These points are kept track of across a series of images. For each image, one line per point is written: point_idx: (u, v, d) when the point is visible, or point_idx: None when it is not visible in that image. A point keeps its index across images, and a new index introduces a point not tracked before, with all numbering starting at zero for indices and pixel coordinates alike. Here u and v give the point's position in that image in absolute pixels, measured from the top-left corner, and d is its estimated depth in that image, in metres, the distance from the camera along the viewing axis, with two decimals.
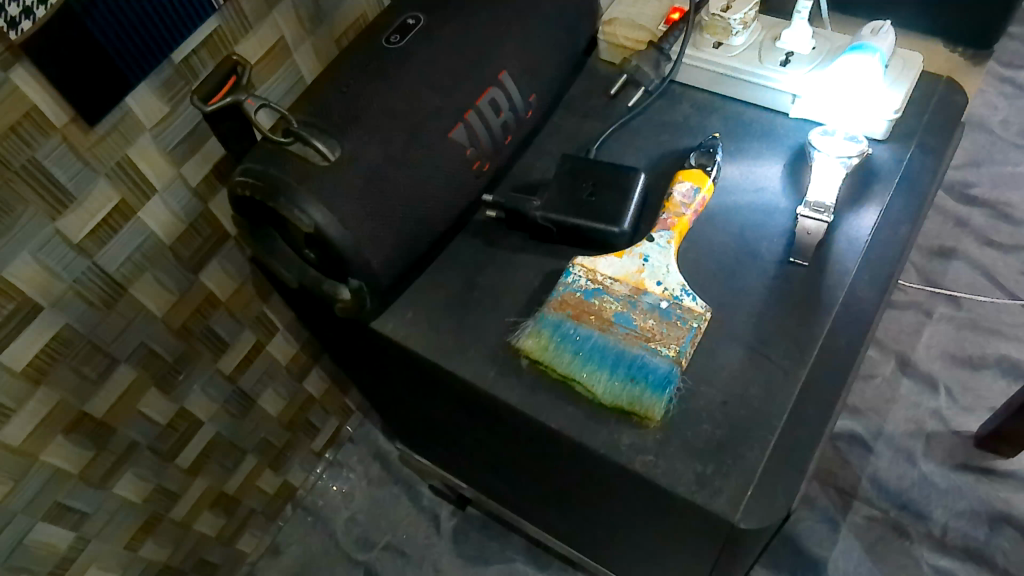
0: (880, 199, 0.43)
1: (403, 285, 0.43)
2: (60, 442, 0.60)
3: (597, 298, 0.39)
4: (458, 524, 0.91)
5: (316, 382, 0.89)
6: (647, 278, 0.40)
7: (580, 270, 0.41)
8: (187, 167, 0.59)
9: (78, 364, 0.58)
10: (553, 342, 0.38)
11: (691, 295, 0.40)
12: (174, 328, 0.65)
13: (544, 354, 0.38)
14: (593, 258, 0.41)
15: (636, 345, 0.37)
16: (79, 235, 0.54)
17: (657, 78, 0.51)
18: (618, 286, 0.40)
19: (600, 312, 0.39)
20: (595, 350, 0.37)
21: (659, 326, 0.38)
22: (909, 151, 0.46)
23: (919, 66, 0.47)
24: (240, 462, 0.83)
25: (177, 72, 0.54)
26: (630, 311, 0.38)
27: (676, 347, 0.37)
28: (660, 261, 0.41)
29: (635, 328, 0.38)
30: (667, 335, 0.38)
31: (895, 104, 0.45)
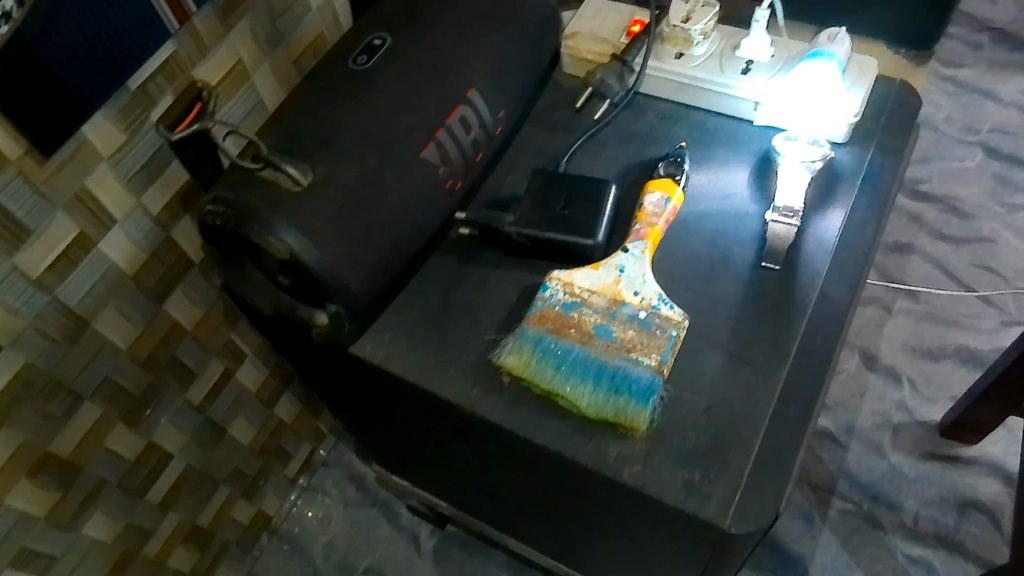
0: (845, 201, 0.44)
1: (379, 306, 0.43)
2: (25, 485, 0.58)
3: (575, 311, 0.39)
4: (439, 542, 0.90)
5: (286, 406, 0.87)
6: (624, 288, 0.40)
7: (557, 284, 0.41)
8: (147, 195, 0.58)
9: (41, 404, 0.56)
10: (535, 358, 0.38)
11: (669, 304, 0.40)
12: (139, 360, 0.64)
13: (526, 371, 0.38)
14: (569, 271, 0.42)
15: (618, 356, 0.37)
16: (38, 270, 0.52)
17: (622, 89, 0.53)
18: (595, 298, 0.40)
19: (580, 325, 0.39)
20: (576, 364, 0.37)
21: (639, 336, 0.38)
22: (869, 152, 0.47)
23: (874, 69, 0.48)
24: (213, 494, 0.81)
25: (134, 99, 0.53)
26: (609, 322, 0.39)
27: (657, 356, 0.37)
28: (636, 272, 0.41)
29: (617, 339, 0.38)
30: (648, 344, 0.38)
31: (853, 108, 0.46)
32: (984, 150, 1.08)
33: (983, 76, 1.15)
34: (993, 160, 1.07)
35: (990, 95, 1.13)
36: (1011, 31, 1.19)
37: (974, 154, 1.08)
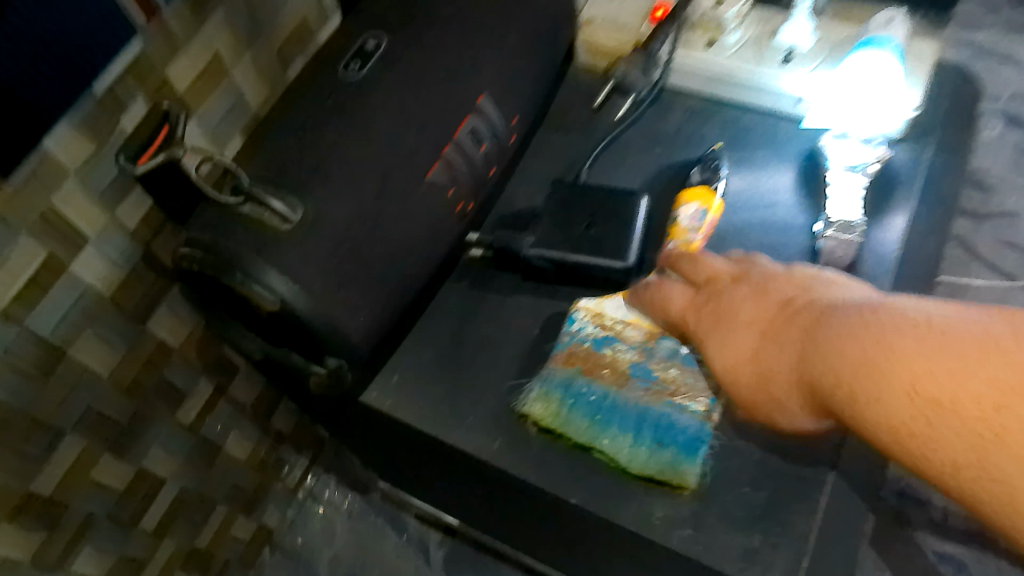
0: (907, 206, 0.45)
1: (383, 352, 0.43)
2: (7, 529, 0.54)
3: (611, 341, 0.45)
4: (448, 553, 0.87)
5: (284, 417, 0.83)
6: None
7: (587, 315, 0.46)
8: (122, 210, 0.53)
9: (17, 443, 0.52)
10: (565, 408, 0.43)
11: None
12: (123, 386, 0.59)
13: (556, 417, 0.42)
14: (599, 301, 0.46)
15: (650, 385, 0.43)
16: (4, 301, 0.47)
17: (646, 85, 0.52)
18: (629, 331, 0.45)
19: (614, 364, 0.44)
20: (606, 411, 0.42)
21: (680, 372, 0.43)
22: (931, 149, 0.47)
23: (932, 57, 0.48)
24: (210, 514, 0.77)
25: (100, 107, 0.48)
26: (646, 361, 0.44)
27: (704, 400, 0.42)
28: None
29: (655, 370, 0.43)
30: (692, 387, 0.42)
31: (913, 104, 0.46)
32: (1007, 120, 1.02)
33: None
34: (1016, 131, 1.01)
35: None
36: None
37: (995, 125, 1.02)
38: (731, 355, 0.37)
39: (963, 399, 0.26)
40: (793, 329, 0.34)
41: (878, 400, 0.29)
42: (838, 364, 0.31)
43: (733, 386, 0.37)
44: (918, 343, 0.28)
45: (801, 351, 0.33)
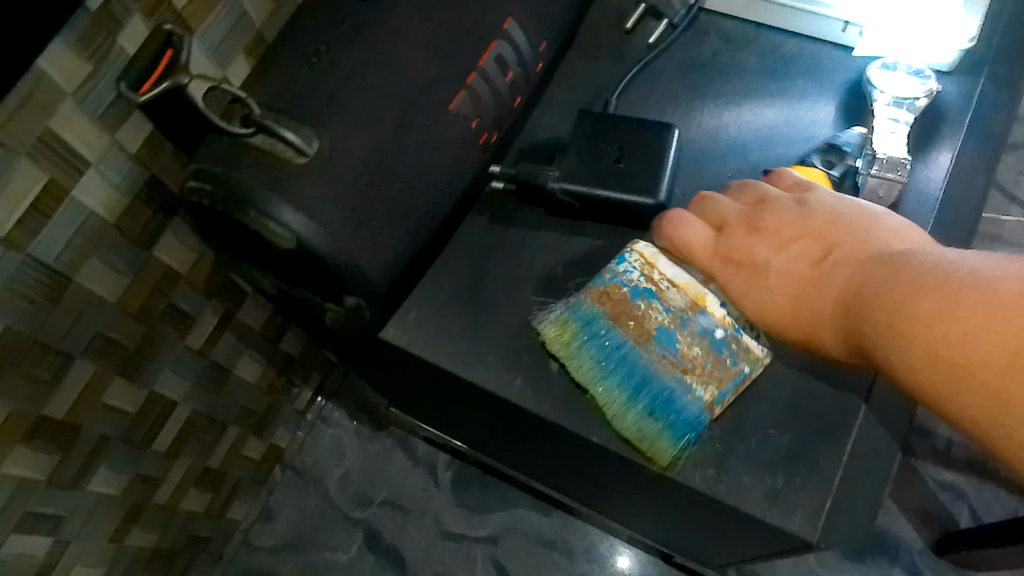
0: (951, 141, 0.49)
1: (399, 293, 0.44)
2: (21, 451, 0.54)
3: (649, 295, 0.43)
4: (456, 474, 0.88)
5: (292, 341, 0.83)
6: (709, 298, 0.43)
7: (638, 261, 0.44)
8: (122, 133, 0.51)
9: (28, 369, 0.51)
10: (577, 339, 0.43)
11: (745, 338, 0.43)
12: (131, 312, 0.58)
13: (566, 343, 0.43)
14: (654, 252, 0.45)
15: (671, 353, 0.42)
16: (5, 228, 0.46)
17: (681, 9, 0.55)
18: (672, 294, 0.43)
19: (642, 321, 0.43)
20: (611, 357, 0.42)
21: (705, 354, 0.42)
22: (981, 83, 0.51)
23: None
24: (222, 435, 0.78)
25: (96, 23, 0.45)
26: (676, 329, 0.42)
27: (713, 392, 0.41)
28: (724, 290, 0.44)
29: (683, 340, 0.42)
30: (711, 372, 0.42)
31: (969, 33, 0.49)
32: None
33: None
34: None
35: None
36: None
37: None
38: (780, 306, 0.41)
39: (977, 364, 0.30)
40: (835, 284, 0.39)
41: (904, 360, 0.34)
42: (875, 325, 0.35)
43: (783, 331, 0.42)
44: (936, 309, 0.32)
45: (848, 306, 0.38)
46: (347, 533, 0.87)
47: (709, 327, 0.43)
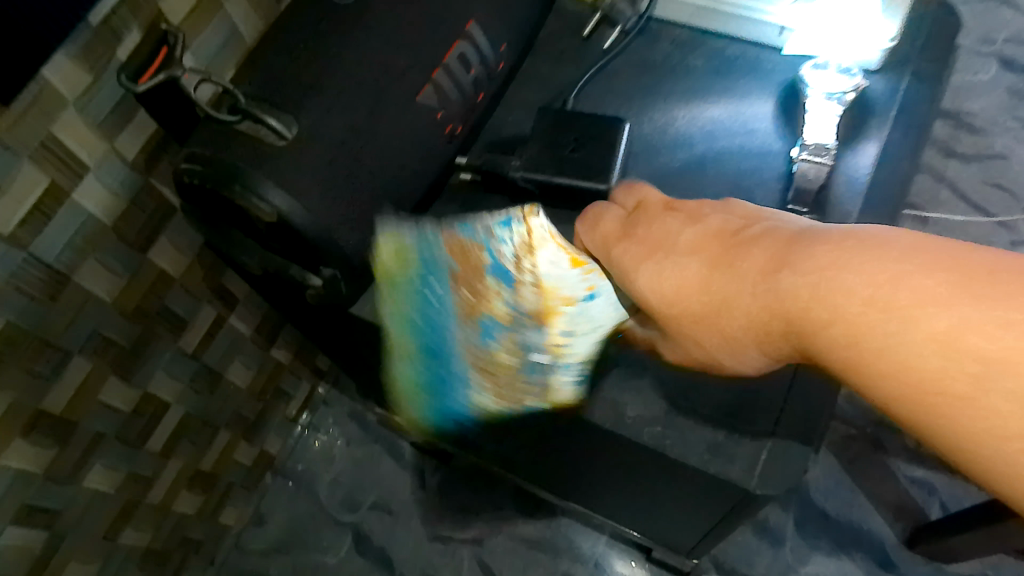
0: (876, 133, 0.50)
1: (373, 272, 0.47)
2: (21, 443, 0.56)
3: (506, 296, 0.44)
4: (443, 477, 0.91)
5: (283, 348, 0.85)
6: (556, 320, 0.44)
7: (518, 238, 0.43)
8: (121, 139, 0.54)
9: (28, 363, 0.54)
10: (407, 299, 0.46)
11: (566, 368, 0.46)
12: (128, 312, 0.61)
13: (393, 269, 0.45)
14: (543, 237, 0.42)
15: (485, 351, 0.47)
16: (10, 226, 0.49)
17: (634, 16, 0.57)
18: (524, 296, 0.44)
19: (482, 297, 0.45)
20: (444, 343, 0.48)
21: (517, 367, 0.47)
22: (904, 77, 0.52)
23: None
24: (213, 438, 0.80)
25: (97, 36, 0.48)
26: (502, 330, 0.45)
27: (522, 403, 0.48)
28: (592, 310, 0.44)
29: (506, 346, 0.46)
30: (523, 388, 0.47)
31: (890, 34, 0.51)
32: (1000, 62, 1.02)
33: None
34: (1009, 73, 1.01)
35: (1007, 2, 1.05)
36: None
37: (988, 66, 1.02)
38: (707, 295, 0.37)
39: (979, 362, 0.29)
40: (751, 265, 0.36)
41: (874, 350, 0.31)
42: (824, 309, 0.33)
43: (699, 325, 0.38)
44: (922, 294, 0.30)
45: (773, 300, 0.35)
46: (337, 536, 0.89)
47: (534, 348, 0.45)
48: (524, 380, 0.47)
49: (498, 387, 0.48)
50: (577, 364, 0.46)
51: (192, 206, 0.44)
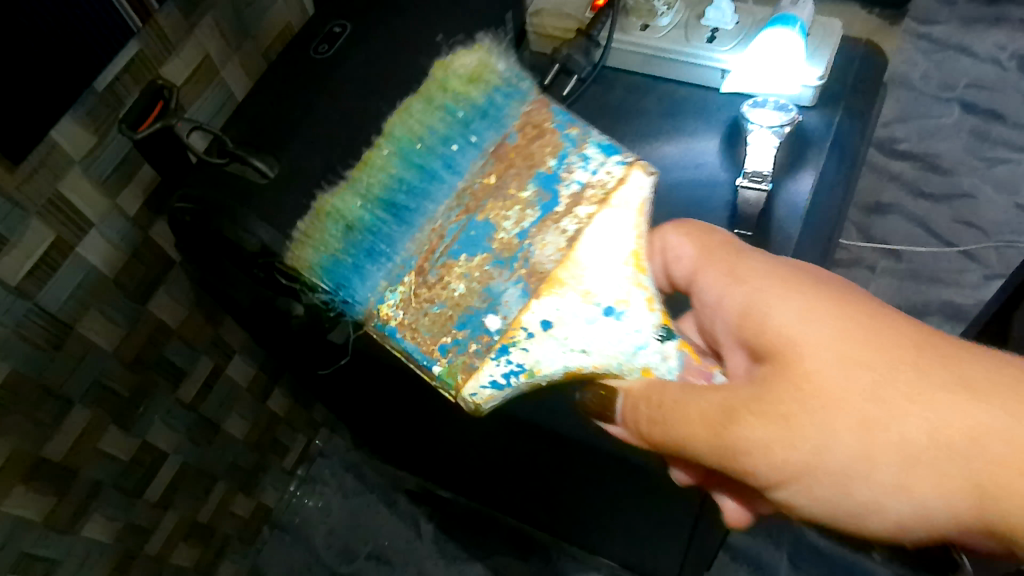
0: (813, 164, 0.55)
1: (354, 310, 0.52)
2: (21, 490, 0.58)
3: (528, 227, 0.41)
4: (439, 525, 0.92)
5: (278, 400, 0.87)
6: (552, 297, 0.40)
7: (592, 188, 0.41)
8: (122, 197, 0.58)
9: (30, 411, 0.56)
10: (442, 108, 0.45)
11: (506, 359, 0.40)
12: (127, 362, 0.64)
13: (452, 83, 0.46)
14: (615, 203, 0.41)
15: (430, 261, 0.42)
16: (17, 278, 0.52)
17: (588, 65, 0.62)
18: (546, 246, 0.41)
19: (478, 196, 0.43)
20: (398, 220, 0.43)
21: (451, 318, 0.41)
22: (835, 114, 0.58)
23: (834, 34, 0.59)
24: (210, 489, 0.81)
25: (101, 101, 0.53)
26: (477, 253, 0.41)
27: (395, 319, 0.42)
28: (604, 332, 0.40)
29: (459, 263, 0.42)
30: (414, 321, 0.42)
31: (816, 74, 0.57)
32: (961, 106, 1.07)
33: (959, 31, 1.12)
34: (970, 116, 1.06)
35: (965, 50, 1.11)
36: None
37: (951, 111, 1.06)
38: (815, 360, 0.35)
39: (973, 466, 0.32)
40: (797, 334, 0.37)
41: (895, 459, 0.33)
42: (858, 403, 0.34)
43: (765, 411, 0.36)
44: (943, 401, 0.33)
45: (884, 392, 0.34)
46: None
47: (488, 305, 0.41)
48: (455, 336, 0.41)
49: (414, 318, 0.42)
50: (522, 372, 0.40)
51: (190, 244, 0.49)
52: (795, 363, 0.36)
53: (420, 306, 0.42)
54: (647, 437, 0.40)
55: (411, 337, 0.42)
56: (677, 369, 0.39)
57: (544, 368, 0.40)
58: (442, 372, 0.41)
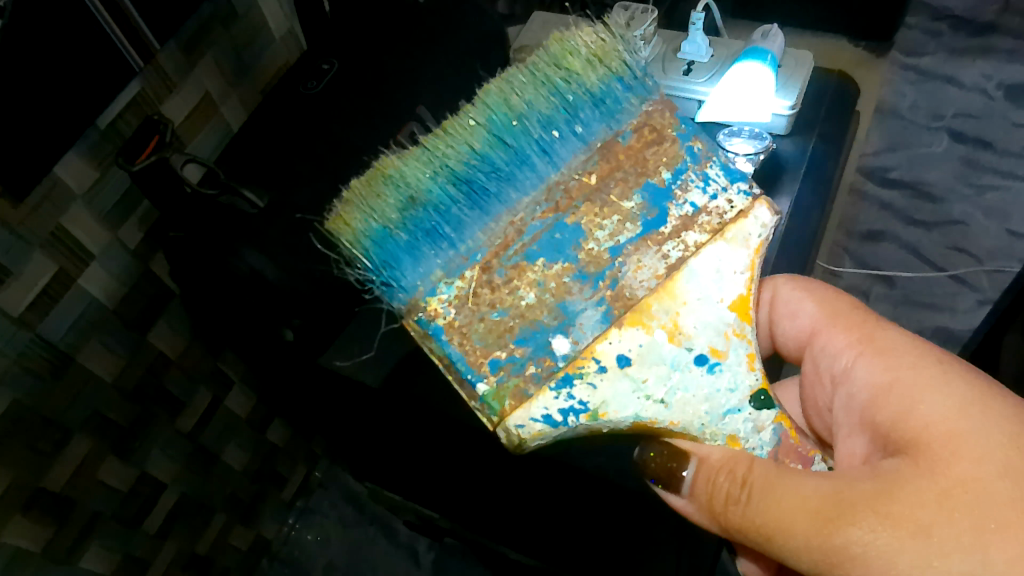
0: (788, 190, 0.66)
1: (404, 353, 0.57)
2: (20, 521, 0.58)
3: (625, 242, 0.46)
4: (438, 555, 0.93)
5: (277, 430, 0.88)
6: (635, 332, 0.45)
7: (681, 245, 0.46)
8: (123, 230, 0.60)
9: (31, 441, 0.57)
10: (545, 86, 0.50)
11: (568, 391, 0.45)
12: (127, 392, 0.65)
13: (568, 62, 0.50)
14: (707, 250, 0.46)
15: (500, 259, 0.47)
16: (18, 309, 0.53)
17: None
18: (640, 278, 0.46)
19: (562, 204, 0.47)
20: (465, 200, 0.49)
21: (510, 331, 0.46)
22: (809, 143, 0.69)
23: (806, 66, 0.69)
24: (209, 522, 0.81)
25: (103, 137, 0.55)
26: (547, 261, 0.46)
27: (450, 317, 0.46)
28: (691, 386, 0.45)
29: (533, 267, 0.46)
30: (466, 325, 0.46)
31: (785, 102, 0.67)
32: (950, 135, 1.08)
33: (945, 63, 1.15)
34: (959, 144, 1.07)
35: (952, 81, 1.13)
36: (969, 16, 1.19)
37: (940, 139, 1.08)
38: (977, 466, 0.39)
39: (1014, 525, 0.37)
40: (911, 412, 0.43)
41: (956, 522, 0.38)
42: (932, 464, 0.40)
43: (886, 512, 0.39)
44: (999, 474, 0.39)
45: (960, 472, 0.39)
46: None
47: (557, 325, 0.46)
48: (510, 353, 0.45)
49: (467, 321, 0.46)
50: (583, 411, 0.45)
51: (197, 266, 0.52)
52: (941, 455, 0.40)
53: (477, 309, 0.46)
54: (716, 510, 0.44)
55: (459, 342, 0.46)
56: (768, 445, 0.46)
57: (610, 410, 0.45)
58: (488, 390, 0.45)
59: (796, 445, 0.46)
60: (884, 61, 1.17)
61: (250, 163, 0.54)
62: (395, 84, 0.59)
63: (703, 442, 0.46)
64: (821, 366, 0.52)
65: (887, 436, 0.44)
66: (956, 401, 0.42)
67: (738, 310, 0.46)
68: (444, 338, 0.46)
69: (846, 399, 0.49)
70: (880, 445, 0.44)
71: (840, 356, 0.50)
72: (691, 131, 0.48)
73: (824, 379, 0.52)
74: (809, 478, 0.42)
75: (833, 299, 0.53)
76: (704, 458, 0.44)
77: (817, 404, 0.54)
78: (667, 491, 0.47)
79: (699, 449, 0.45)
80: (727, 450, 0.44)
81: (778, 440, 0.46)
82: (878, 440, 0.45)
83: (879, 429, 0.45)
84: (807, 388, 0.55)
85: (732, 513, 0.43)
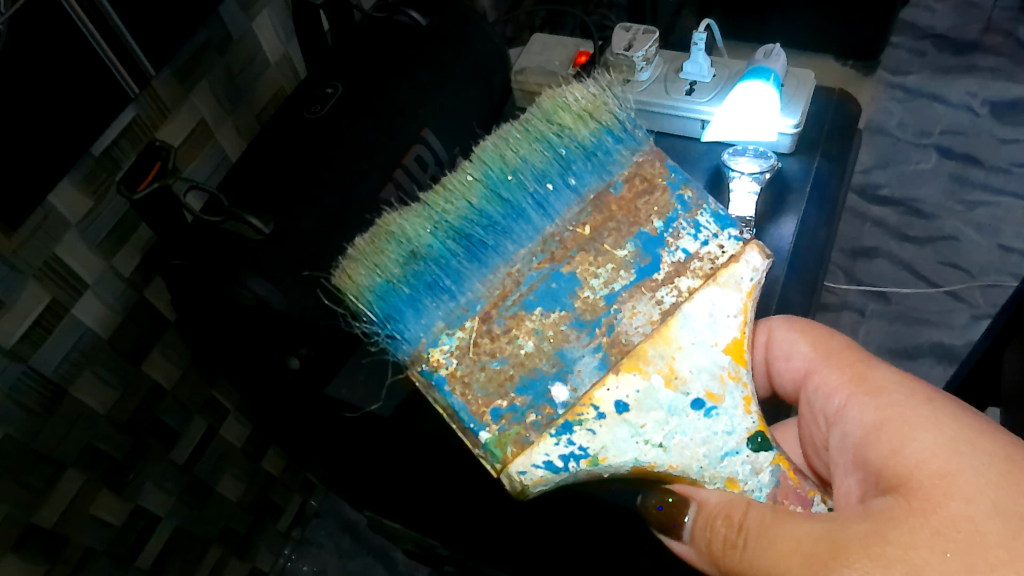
0: (794, 212, 0.67)
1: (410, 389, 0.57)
2: (10, 560, 0.56)
3: (620, 289, 0.46)
4: None
5: (273, 459, 0.86)
6: (632, 376, 0.45)
7: (672, 290, 0.46)
8: (118, 258, 0.59)
9: (21, 476, 0.55)
10: (538, 139, 0.51)
11: (567, 437, 0.45)
12: (120, 425, 0.63)
13: (558, 117, 0.51)
14: (704, 294, 0.46)
15: (499, 309, 0.47)
16: (10, 340, 0.52)
17: None
18: (636, 322, 0.46)
19: (559, 253, 0.47)
20: (464, 252, 0.49)
21: (511, 380, 0.45)
22: (813, 162, 0.70)
23: (810, 83, 0.70)
24: (204, 555, 0.78)
25: (98, 164, 0.55)
26: (544, 309, 0.46)
27: (452, 366, 0.46)
28: (691, 429, 0.45)
29: (531, 316, 0.46)
30: (467, 373, 0.46)
31: (789, 121, 0.68)
32: (939, 152, 1.10)
33: (932, 80, 1.17)
34: (948, 160, 1.09)
35: (938, 98, 1.15)
36: (952, 35, 1.22)
37: (928, 156, 1.09)
38: (969, 505, 0.38)
39: (1002, 565, 0.36)
40: (907, 456, 0.42)
41: (944, 562, 0.37)
42: (924, 507, 0.39)
43: (879, 554, 0.38)
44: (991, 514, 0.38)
45: (953, 514, 0.38)
46: None
47: (555, 372, 0.45)
48: (511, 402, 0.45)
49: (469, 370, 0.46)
50: (584, 456, 0.45)
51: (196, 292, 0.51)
52: (932, 496, 0.39)
53: (478, 359, 0.46)
54: (716, 555, 0.44)
55: (462, 392, 0.45)
56: (767, 487, 0.45)
57: (609, 455, 0.45)
58: (490, 439, 0.45)
59: (795, 485, 0.45)
60: (872, 80, 1.19)
61: (251, 187, 0.53)
62: (395, 108, 0.59)
63: (702, 486, 0.45)
64: (815, 407, 0.51)
65: (879, 475, 0.43)
66: (947, 438, 0.42)
67: (732, 352, 0.46)
68: (447, 388, 0.46)
69: (840, 439, 0.48)
70: (874, 484, 0.43)
71: (834, 396, 0.49)
72: (680, 180, 0.48)
73: (819, 420, 0.51)
74: (806, 522, 0.41)
75: (827, 339, 0.52)
76: (704, 502, 0.44)
77: (814, 442, 0.52)
78: (670, 538, 0.47)
79: (698, 493, 0.45)
80: (726, 494, 0.44)
81: (776, 482, 0.45)
82: (871, 479, 0.44)
83: (871, 469, 0.44)
84: (804, 428, 0.53)
85: (731, 559, 0.43)
